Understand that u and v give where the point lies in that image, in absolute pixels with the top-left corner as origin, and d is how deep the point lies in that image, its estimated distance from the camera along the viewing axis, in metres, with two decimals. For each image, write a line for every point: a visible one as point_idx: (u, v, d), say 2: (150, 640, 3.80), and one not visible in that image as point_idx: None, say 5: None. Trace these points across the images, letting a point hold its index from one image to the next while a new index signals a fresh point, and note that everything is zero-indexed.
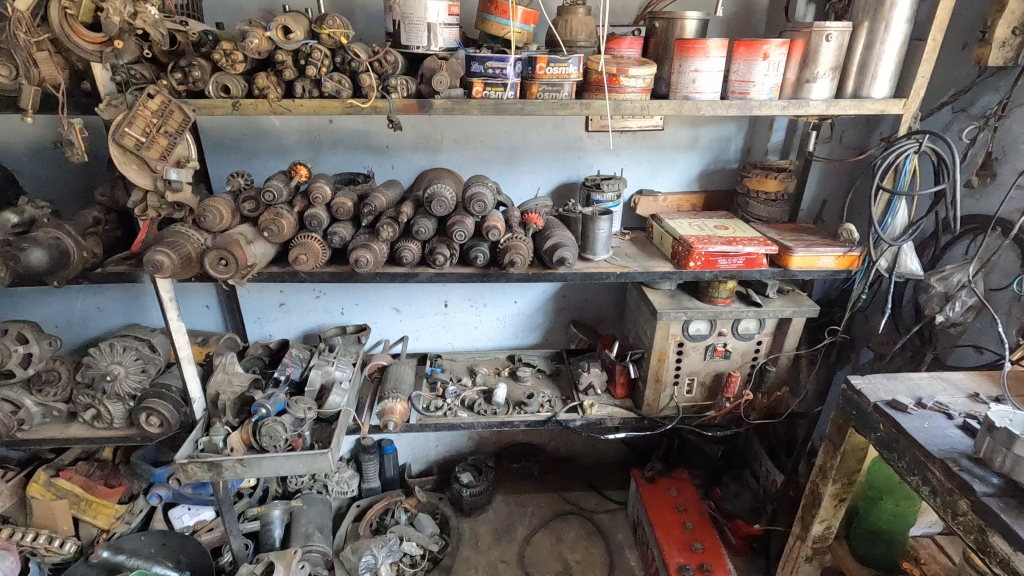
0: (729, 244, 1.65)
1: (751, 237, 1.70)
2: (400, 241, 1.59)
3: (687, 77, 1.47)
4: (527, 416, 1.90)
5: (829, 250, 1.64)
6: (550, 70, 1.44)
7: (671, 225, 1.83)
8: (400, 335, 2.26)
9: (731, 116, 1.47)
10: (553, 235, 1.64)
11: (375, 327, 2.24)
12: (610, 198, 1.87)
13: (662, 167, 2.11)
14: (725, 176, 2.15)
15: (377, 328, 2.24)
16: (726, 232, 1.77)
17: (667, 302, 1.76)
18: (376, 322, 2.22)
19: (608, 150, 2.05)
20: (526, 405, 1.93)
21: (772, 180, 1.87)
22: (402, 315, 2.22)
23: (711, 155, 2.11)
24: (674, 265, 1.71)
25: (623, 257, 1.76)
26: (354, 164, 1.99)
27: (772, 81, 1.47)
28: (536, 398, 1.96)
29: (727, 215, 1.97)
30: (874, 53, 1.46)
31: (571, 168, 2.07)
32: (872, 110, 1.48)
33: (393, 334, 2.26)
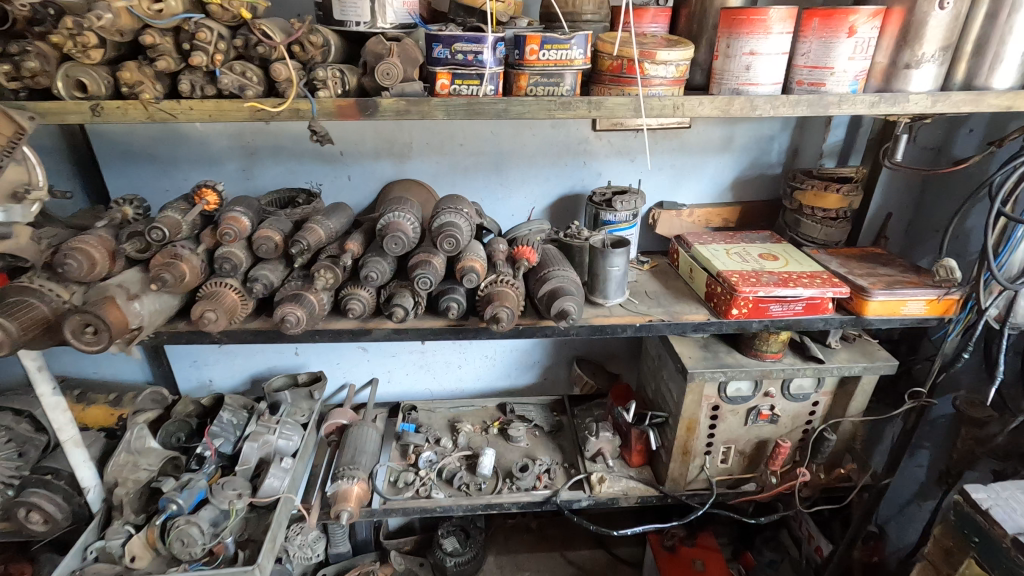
0: (784, 286, 1.24)
1: (810, 274, 1.30)
2: (346, 289, 1.19)
3: (738, 63, 1.05)
4: (518, 495, 1.50)
5: (917, 293, 1.24)
6: (546, 55, 1.03)
7: (703, 254, 1.42)
8: (368, 377, 1.86)
9: (800, 116, 1.05)
10: (551, 275, 1.23)
11: (336, 372, 1.83)
12: (624, 219, 1.48)
13: (688, 174, 1.70)
14: (766, 184, 1.74)
15: (339, 373, 1.84)
16: (775, 264, 1.36)
17: (700, 356, 1.36)
18: (337, 366, 1.82)
19: (621, 153, 1.64)
20: (518, 478, 1.53)
21: (834, 193, 1.45)
22: (370, 355, 1.81)
23: (748, 159, 1.70)
24: (710, 311, 1.31)
25: (643, 298, 1.36)
26: (300, 177, 1.57)
27: (858, 67, 1.05)
28: (531, 467, 1.57)
29: (773, 237, 1.56)
30: (999, 25, 1.04)
31: (575, 176, 1.65)
32: (994, 107, 1.06)
33: (359, 377, 1.86)
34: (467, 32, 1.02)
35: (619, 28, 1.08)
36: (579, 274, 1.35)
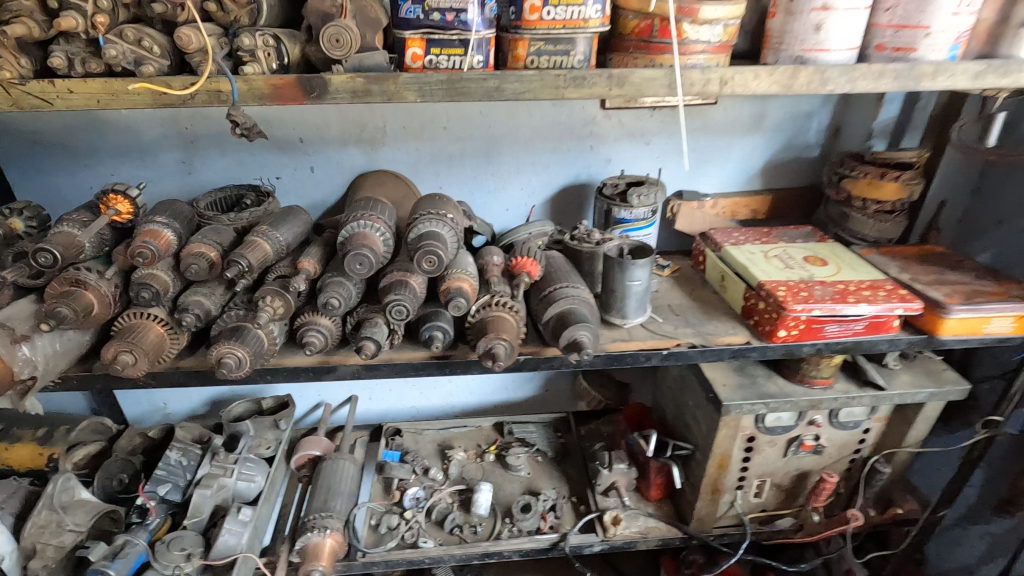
0: (843, 302, 1.02)
1: (871, 285, 1.08)
2: (303, 318, 0.95)
3: (806, 20, 0.81)
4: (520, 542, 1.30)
5: (1003, 308, 1.02)
6: (551, 13, 0.77)
7: (737, 258, 1.19)
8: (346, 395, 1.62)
9: (882, 92, 0.81)
10: (558, 294, 0.99)
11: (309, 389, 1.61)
12: (640, 217, 1.25)
13: (713, 159, 1.45)
14: (801, 169, 1.50)
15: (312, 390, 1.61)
16: (825, 272, 1.13)
17: (735, 383, 1.14)
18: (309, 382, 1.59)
19: (635, 135, 1.39)
20: (520, 520, 1.32)
21: (892, 182, 1.22)
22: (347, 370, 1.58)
23: (782, 140, 1.45)
24: (749, 332, 1.08)
25: (667, 315, 1.13)
26: (253, 169, 1.32)
27: (959, 26, 0.80)
28: (535, 504, 1.36)
29: (814, 233, 1.32)
30: None
31: (580, 163, 1.40)
32: None
33: (336, 395, 1.63)
34: None
35: None
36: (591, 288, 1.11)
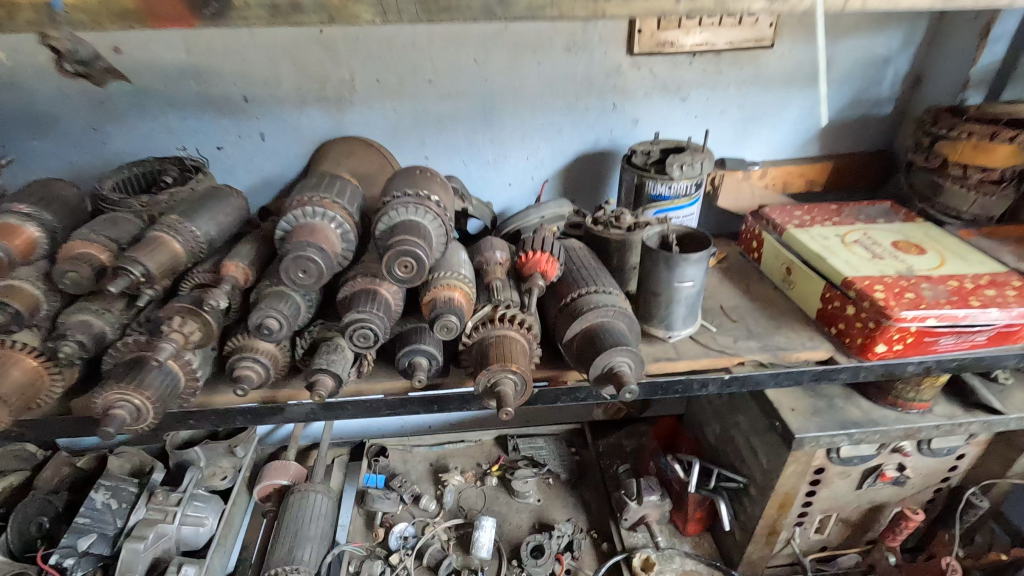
0: (966, 308, 0.76)
1: (994, 281, 0.81)
2: (236, 342, 0.69)
3: None
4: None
5: None
6: None
7: (809, 245, 0.92)
8: None
9: None
10: (587, 304, 0.73)
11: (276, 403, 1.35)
12: (681, 192, 0.98)
13: (764, 118, 1.17)
14: (868, 129, 1.23)
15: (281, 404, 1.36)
16: (926, 262, 0.87)
17: (808, 407, 0.88)
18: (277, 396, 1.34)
19: (670, 88, 1.11)
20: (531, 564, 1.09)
21: (1008, 144, 0.94)
22: None
23: (849, 94, 1.18)
24: (833, 344, 0.83)
25: (722, 322, 0.87)
26: (184, 137, 1.03)
27: None
28: (549, 542, 1.13)
29: (896, 211, 1.06)
30: None
31: (600, 125, 1.12)
32: None
33: None
34: None
35: None
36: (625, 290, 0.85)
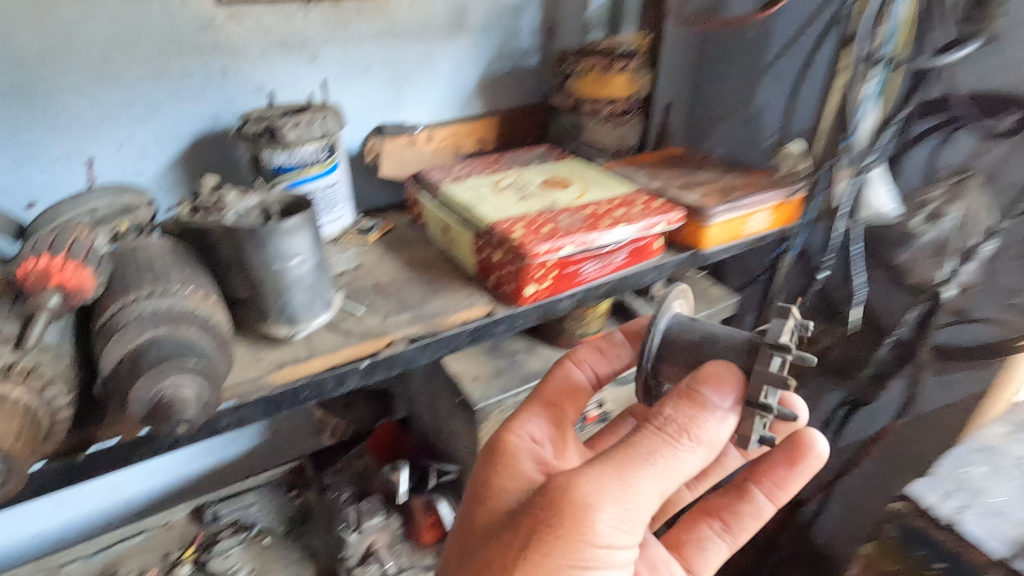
0: (593, 226, 0.73)
1: (622, 202, 0.82)
2: None
3: None
4: (767, 409, 0.49)
5: (757, 201, 0.85)
6: None
7: (467, 190, 0.85)
8: None
9: None
10: (162, 321, 0.52)
11: None
12: (311, 162, 0.79)
13: (415, 75, 1.07)
14: (521, 82, 1.19)
15: None
16: (569, 195, 0.85)
17: (489, 373, 0.81)
18: None
19: (291, 46, 0.92)
20: (638, 391, 0.64)
21: (619, 75, 0.98)
22: None
23: (492, 45, 1.12)
24: (492, 297, 0.74)
25: (373, 300, 0.74)
26: None
27: None
28: (667, 308, 0.62)
29: (550, 153, 1.03)
30: None
31: (216, 97, 0.90)
32: None
33: None
34: None
35: None
36: (256, 306, 0.63)
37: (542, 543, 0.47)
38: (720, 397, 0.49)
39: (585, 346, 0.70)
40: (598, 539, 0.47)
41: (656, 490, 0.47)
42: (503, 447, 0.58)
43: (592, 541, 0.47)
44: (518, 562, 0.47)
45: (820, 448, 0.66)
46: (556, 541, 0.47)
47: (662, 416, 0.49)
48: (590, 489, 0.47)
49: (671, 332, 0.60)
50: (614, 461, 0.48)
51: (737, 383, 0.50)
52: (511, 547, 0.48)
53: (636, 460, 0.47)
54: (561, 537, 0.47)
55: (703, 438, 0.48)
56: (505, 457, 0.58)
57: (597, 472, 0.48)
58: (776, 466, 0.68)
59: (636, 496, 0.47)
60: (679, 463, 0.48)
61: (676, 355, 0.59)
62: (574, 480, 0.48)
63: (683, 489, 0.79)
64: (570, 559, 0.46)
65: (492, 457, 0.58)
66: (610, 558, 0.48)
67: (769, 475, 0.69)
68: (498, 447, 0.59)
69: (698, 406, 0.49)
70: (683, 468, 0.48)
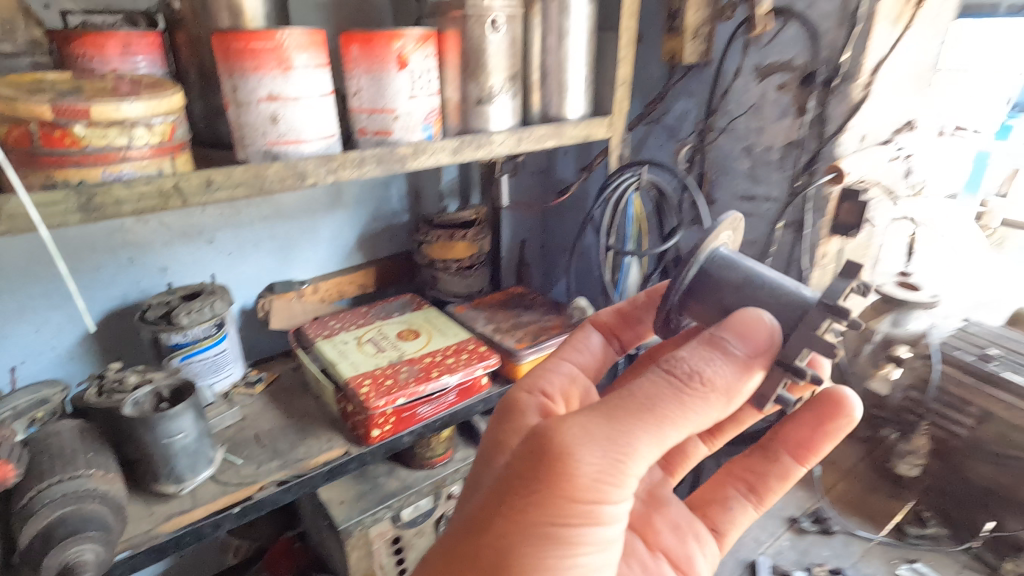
0: (424, 378, 0.97)
1: (455, 350, 1.07)
2: None
3: (257, 113, 0.67)
4: (803, 375, 0.52)
5: (559, 341, 1.14)
6: (94, 144, 0.57)
7: (335, 347, 1.08)
8: None
9: (371, 178, 0.76)
10: (71, 498, 0.70)
11: None
12: (201, 337, 1.00)
13: (301, 242, 1.30)
14: (395, 235, 1.45)
15: None
16: (416, 345, 1.09)
17: (353, 497, 1.01)
18: None
19: (191, 234, 1.14)
20: (659, 329, 0.69)
21: (461, 241, 1.27)
22: None
23: (367, 212, 1.38)
24: (348, 439, 0.97)
25: (250, 451, 0.93)
26: None
27: (425, 104, 0.78)
28: (708, 243, 0.64)
29: (413, 301, 1.27)
30: (555, 53, 0.93)
31: (124, 280, 1.09)
32: (575, 140, 0.96)
33: None
34: (91, 108, 0.56)
35: (135, 85, 0.63)
36: (149, 471, 0.81)
37: (521, 486, 0.48)
38: (733, 342, 0.52)
39: (603, 314, 0.83)
40: (583, 484, 0.47)
41: (649, 436, 0.48)
42: (520, 408, 0.65)
43: (578, 479, 0.47)
44: (499, 513, 0.49)
45: (851, 408, 0.65)
46: (535, 484, 0.48)
47: (673, 368, 0.50)
48: (578, 426, 0.48)
49: (710, 272, 0.63)
50: (611, 403, 0.50)
51: (763, 337, 0.52)
52: (488, 493, 0.51)
53: (644, 407, 0.49)
54: (538, 491, 0.47)
55: (710, 386, 0.50)
56: (516, 412, 0.65)
57: (597, 420, 0.49)
58: (802, 426, 0.68)
59: (637, 448, 0.48)
60: (683, 415, 0.49)
61: (693, 300, 0.64)
62: (558, 418, 0.50)
63: (698, 441, 0.81)
64: (547, 516, 0.48)
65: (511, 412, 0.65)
66: (598, 512, 0.48)
67: (790, 436, 0.70)
68: (511, 404, 0.66)
69: (712, 350, 0.51)
70: (685, 415, 0.49)
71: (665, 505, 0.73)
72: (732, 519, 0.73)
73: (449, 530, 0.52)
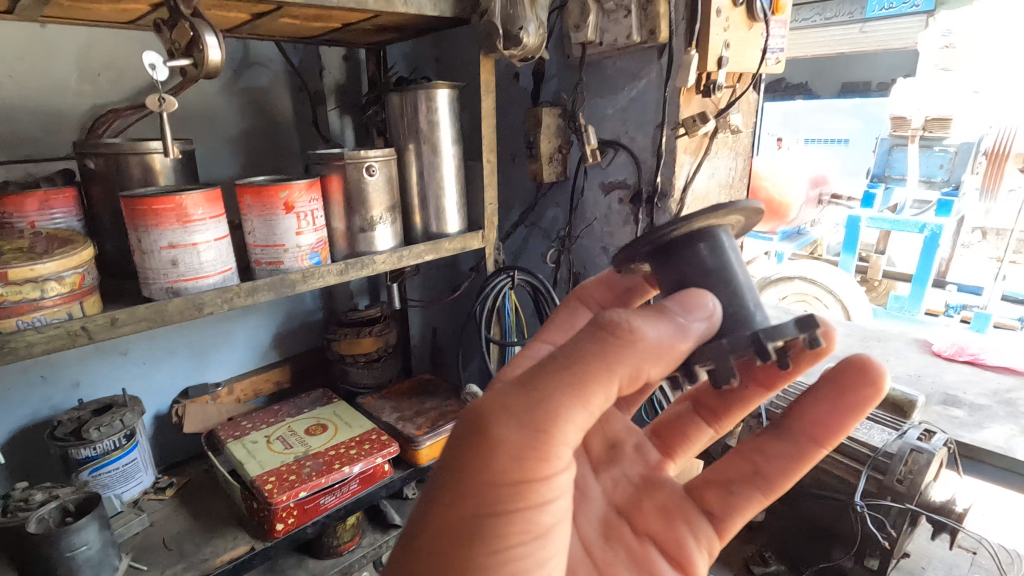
0: (326, 471, 1.07)
1: (358, 441, 1.17)
2: None
3: (159, 260, 0.80)
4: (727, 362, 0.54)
5: (456, 424, 1.26)
6: (12, 302, 0.69)
7: (244, 447, 1.16)
8: None
9: (264, 303, 0.89)
10: None
11: None
12: (111, 449, 1.06)
13: (216, 346, 1.39)
14: (310, 333, 1.56)
15: None
16: (323, 439, 1.18)
17: None
18: None
19: (105, 348, 1.21)
20: (615, 257, 0.67)
21: (367, 337, 1.40)
22: None
23: (281, 313, 1.49)
24: (254, 536, 1.04)
25: (156, 557, 0.99)
26: None
27: (311, 238, 0.93)
28: (709, 222, 0.59)
29: (324, 395, 1.37)
30: (430, 183, 1.12)
31: (35, 397, 1.14)
32: (452, 252, 1.14)
33: None
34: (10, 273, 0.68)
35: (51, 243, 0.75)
36: None
37: (451, 462, 0.49)
38: (682, 309, 0.53)
39: (590, 284, 0.77)
40: (509, 457, 0.47)
41: (574, 399, 0.48)
42: None
43: (506, 447, 0.47)
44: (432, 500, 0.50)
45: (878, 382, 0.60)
46: (465, 457, 0.48)
47: (605, 329, 0.49)
48: (502, 395, 0.49)
49: (698, 249, 0.59)
50: (533, 370, 0.50)
51: (703, 302, 0.54)
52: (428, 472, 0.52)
53: (568, 372, 0.48)
54: (463, 472, 0.48)
55: (637, 338, 0.49)
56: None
57: (514, 396, 0.48)
58: (821, 403, 0.64)
59: (558, 417, 0.47)
60: (615, 373, 0.49)
61: (667, 272, 0.61)
62: (484, 390, 0.51)
63: (702, 424, 0.79)
64: (479, 497, 0.49)
65: None
66: (533, 484, 0.50)
67: (809, 417, 0.65)
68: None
69: (641, 312, 0.51)
70: (611, 371, 0.48)
71: (659, 487, 0.73)
72: (738, 510, 0.69)
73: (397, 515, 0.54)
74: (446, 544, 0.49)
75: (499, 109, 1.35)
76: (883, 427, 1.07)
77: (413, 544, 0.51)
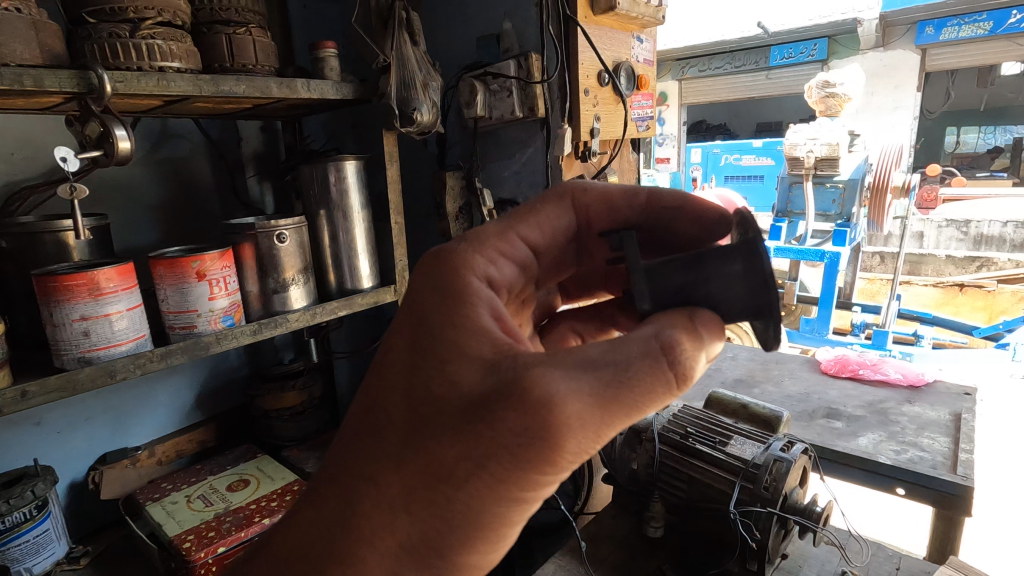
0: (245, 525, 1.11)
1: (280, 493, 1.21)
2: None
3: (71, 332, 0.85)
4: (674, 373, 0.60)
5: None
6: None
7: (164, 508, 1.18)
8: None
9: (179, 365, 0.95)
10: None
11: None
12: (21, 520, 1.06)
13: (137, 409, 1.40)
14: (235, 389, 1.58)
15: None
16: (244, 494, 1.22)
17: None
18: None
19: (17, 419, 1.21)
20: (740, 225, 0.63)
21: (291, 391, 1.45)
22: None
23: (203, 373, 1.52)
24: None
25: None
26: None
27: (223, 302, 1.00)
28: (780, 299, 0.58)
29: (249, 450, 1.40)
30: (342, 245, 1.21)
31: None
32: (365, 306, 1.23)
33: None
34: None
35: None
36: None
37: (508, 458, 0.46)
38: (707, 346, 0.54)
39: (593, 191, 0.74)
40: (564, 464, 0.48)
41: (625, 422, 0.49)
42: (472, 292, 0.54)
43: (567, 457, 0.47)
44: (473, 479, 0.47)
45: None
46: (529, 461, 0.46)
47: (672, 360, 0.49)
48: (577, 414, 0.46)
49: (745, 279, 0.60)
50: (609, 392, 0.47)
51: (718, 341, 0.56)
52: (466, 447, 0.47)
53: (632, 400, 0.48)
54: (522, 471, 0.47)
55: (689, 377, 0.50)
56: (461, 302, 0.52)
57: (589, 420, 0.46)
58: None
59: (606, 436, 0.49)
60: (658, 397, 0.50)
61: (715, 275, 0.60)
62: (556, 394, 0.45)
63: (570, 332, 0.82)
64: (520, 486, 0.48)
65: (450, 294, 0.53)
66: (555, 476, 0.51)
67: None
68: (458, 291, 0.54)
69: (696, 347, 0.51)
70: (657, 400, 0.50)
71: None
72: None
73: (401, 461, 0.49)
74: (473, 511, 0.49)
75: (409, 174, 1.47)
76: (753, 441, 1.22)
77: (444, 502, 0.48)
